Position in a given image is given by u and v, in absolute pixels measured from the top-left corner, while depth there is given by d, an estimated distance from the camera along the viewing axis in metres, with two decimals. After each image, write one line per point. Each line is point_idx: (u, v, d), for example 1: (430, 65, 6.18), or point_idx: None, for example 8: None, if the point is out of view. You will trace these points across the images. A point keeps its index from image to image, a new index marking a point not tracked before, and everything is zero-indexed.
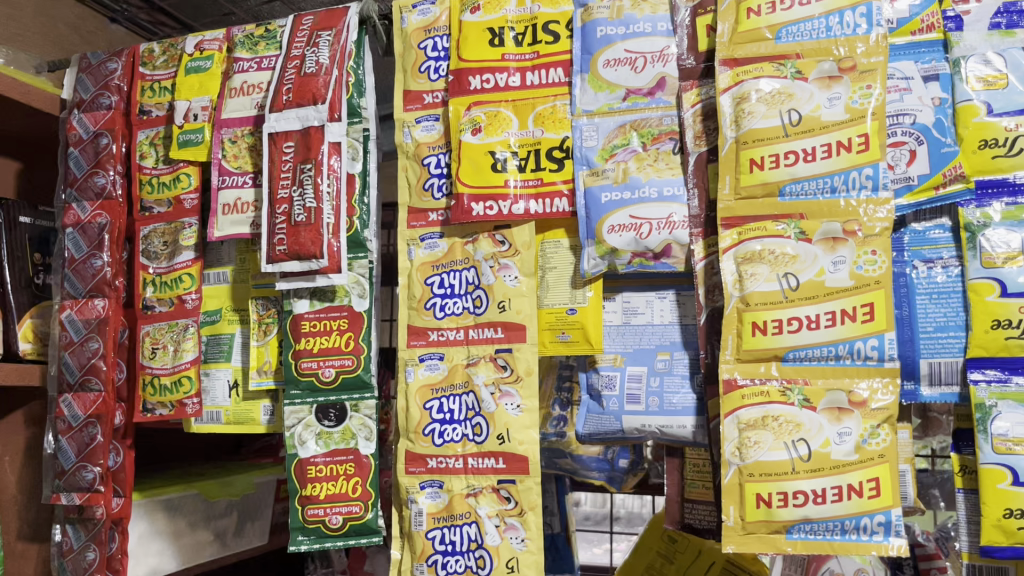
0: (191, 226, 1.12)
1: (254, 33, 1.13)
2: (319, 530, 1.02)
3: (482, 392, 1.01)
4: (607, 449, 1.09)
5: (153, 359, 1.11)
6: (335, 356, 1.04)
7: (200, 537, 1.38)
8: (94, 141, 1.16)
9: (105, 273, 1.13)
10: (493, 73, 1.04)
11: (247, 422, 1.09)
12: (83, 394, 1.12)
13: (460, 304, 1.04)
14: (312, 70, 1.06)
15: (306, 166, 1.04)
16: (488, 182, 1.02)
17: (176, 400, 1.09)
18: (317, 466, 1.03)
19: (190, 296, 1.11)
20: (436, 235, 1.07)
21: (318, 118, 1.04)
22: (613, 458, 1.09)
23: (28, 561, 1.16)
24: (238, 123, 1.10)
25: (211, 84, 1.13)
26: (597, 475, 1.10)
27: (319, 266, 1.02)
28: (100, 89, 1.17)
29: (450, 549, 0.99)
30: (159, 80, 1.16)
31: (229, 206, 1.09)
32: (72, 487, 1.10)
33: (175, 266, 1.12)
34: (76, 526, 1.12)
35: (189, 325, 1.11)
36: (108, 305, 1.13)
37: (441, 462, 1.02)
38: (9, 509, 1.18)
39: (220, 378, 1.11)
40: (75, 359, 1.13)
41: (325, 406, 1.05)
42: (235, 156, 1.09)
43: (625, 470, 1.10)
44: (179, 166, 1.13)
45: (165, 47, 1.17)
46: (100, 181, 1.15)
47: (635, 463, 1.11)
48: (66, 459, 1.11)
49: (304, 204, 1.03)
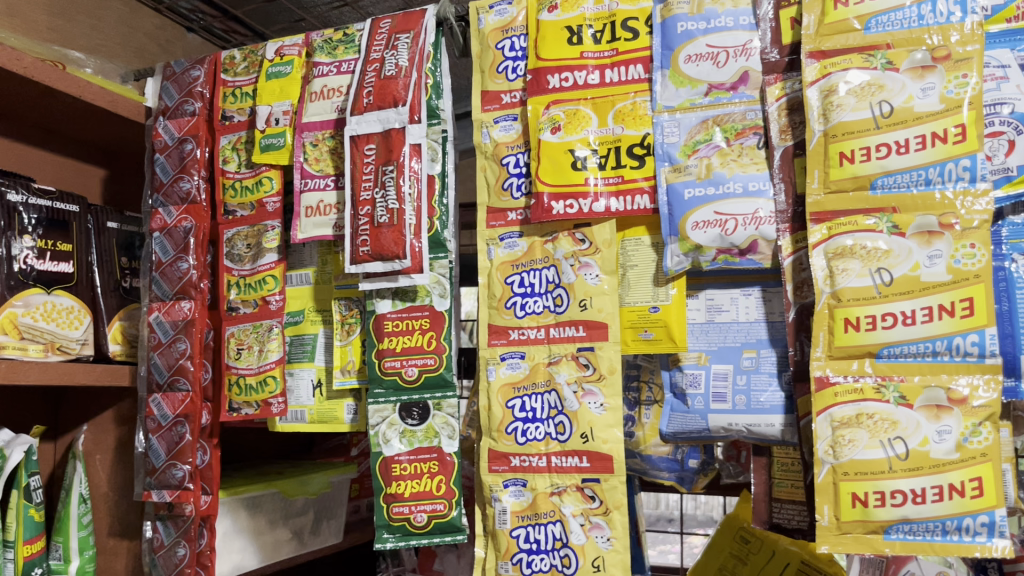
0: (273, 229, 1.14)
1: (333, 37, 1.15)
2: (404, 528, 1.03)
3: (564, 391, 1.01)
4: (677, 450, 1.08)
5: (238, 359, 1.13)
6: (417, 356, 1.05)
7: (280, 534, 1.40)
8: (179, 147, 1.19)
9: (191, 275, 1.16)
10: (572, 71, 1.04)
11: (332, 421, 1.11)
12: (171, 394, 1.14)
13: (540, 303, 1.04)
14: (392, 72, 1.07)
15: (387, 168, 1.05)
16: (568, 181, 1.01)
17: (261, 399, 1.10)
18: (401, 464, 1.04)
19: (274, 297, 1.13)
20: (515, 235, 1.06)
21: (398, 120, 1.05)
22: (683, 459, 1.07)
23: (120, 557, 1.20)
24: (319, 127, 1.11)
25: (292, 89, 1.15)
26: (666, 476, 1.08)
27: (402, 266, 1.03)
28: (184, 96, 1.20)
29: (535, 548, 1.00)
30: (240, 86, 1.18)
31: (312, 208, 1.11)
32: (162, 485, 1.13)
33: (260, 267, 1.14)
34: (167, 523, 1.15)
35: (274, 326, 1.12)
36: (194, 307, 1.15)
37: (524, 460, 1.02)
38: (101, 507, 1.22)
39: (304, 378, 1.13)
40: (163, 359, 1.16)
41: (408, 405, 1.06)
42: (316, 159, 1.11)
43: (695, 470, 1.07)
44: (261, 170, 1.15)
45: (246, 54, 1.20)
46: (185, 186, 1.18)
47: (704, 463, 1.09)
48: (157, 457, 1.14)
49: (387, 206, 1.04)
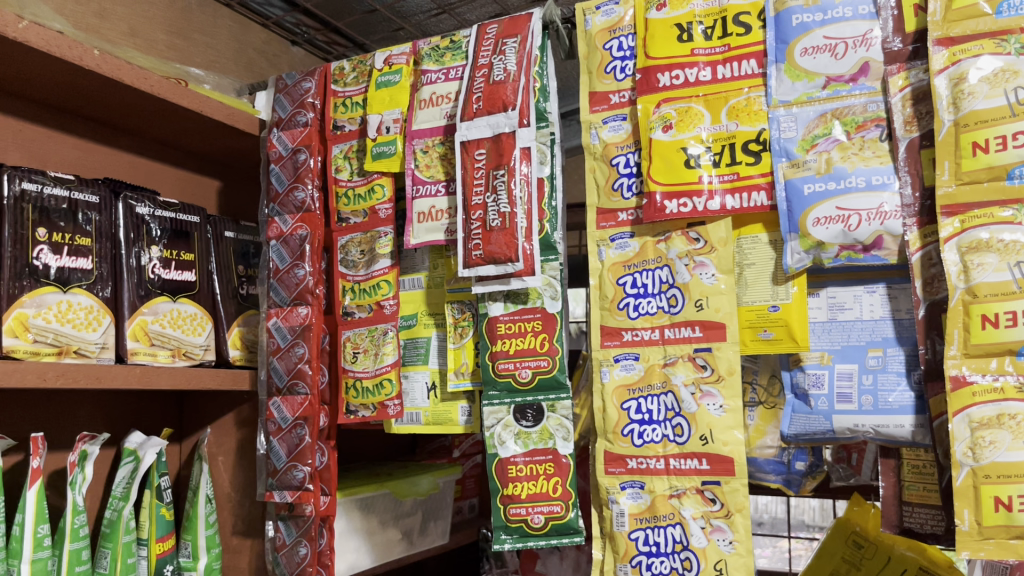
0: (386, 235, 1.16)
1: (440, 45, 1.17)
2: (522, 529, 1.04)
3: (681, 392, 0.99)
4: (783, 452, 1.05)
5: (355, 363, 1.16)
6: (530, 357, 1.05)
7: (391, 535, 1.43)
8: (293, 157, 1.23)
9: (307, 282, 1.19)
10: (682, 69, 1.03)
11: (446, 423, 1.12)
12: (291, 397, 1.18)
13: (654, 303, 1.03)
14: (501, 77, 1.08)
15: (499, 172, 1.06)
16: (682, 179, 1.00)
17: (378, 402, 1.13)
18: (517, 466, 1.05)
19: (389, 301, 1.15)
20: (626, 235, 1.06)
21: (508, 125, 1.06)
22: (789, 461, 1.05)
23: (244, 555, 1.24)
24: (429, 133, 1.13)
25: (401, 97, 1.17)
26: (773, 478, 1.06)
27: (515, 269, 1.04)
28: (297, 107, 1.24)
29: (654, 551, 0.99)
30: (350, 96, 1.21)
31: (424, 214, 1.13)
32: (284, 485, 1.17)
33: (374, 272, 1.17)
34: (288, 523, 1.18)
35: (388, 330, 1.15)
36: (311, 312, 1.19)
37: (641, 462, 1.01)
38: (225, 507, 1.26)
39: (419, 380, 1.15)
40: (283, 364, 1.20)
41: (523, 407, 1.06)
42: (427, 165, 1.13)
43: (802, 473, 1.05)
44: (373, 177, 1.18)
45: (355, 64, 1.23)
46: (300, 195, 1.22)
47: (813, 465, 1.06)
48: (278, 459, 1.18)
49: (499, 209, 1.05)
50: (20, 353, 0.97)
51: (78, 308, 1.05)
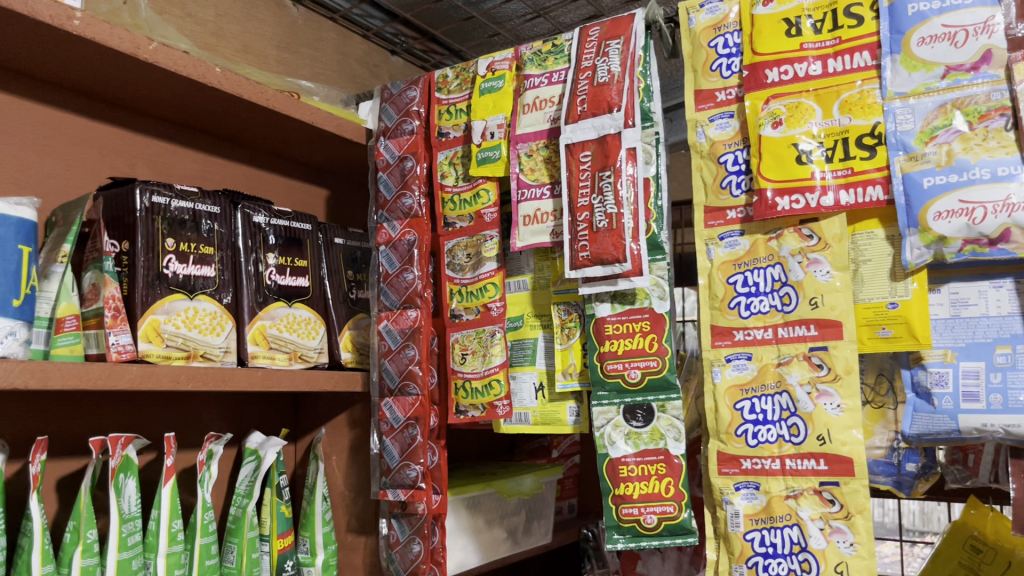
0: (492, 239, 1.18)
1: (542, 49, 1.18)
2: (635, 529, 1.04)
3: (797, 392, 0.98)
4: (893, 453, 1.01)
5: (464, 364, 1.18)
6: (640, 357, 1.05)
7: (496, 534, 1.44)
8: (401, 164, 1.26)
9: (416, 285, 1.23)
10: (792, 64, 1.01)
11: (555, 423, 1.13)
12: (402, 398, 1.22)
13: (766, 302, 1.01)
14: (605, 79, 1.09)
15: (604, 173, 1.06)
16: (793, 175, 0.99)
17: (487, 402, 1.15)
18: (628, 466, 1.05)
19: (496, 304, 1.17)
20: (736, 234, 1.05)
21: (614, 126, 1.07)
22: (899, 462, 1.00)
23: (358, 552, 1.27)
24: (533, 137, 1.15)
25: (505, 102, 1.18)
26: (883, 481, 1.02)
27: (622, 270, 1.04)
28: (403, 116, 1.28)
29: (771, 552, 0.98)
30: (455, 103, 1.24)
31: (530, 217, 1.14)
32: (398, 484, 1.20)
33: (480, 275, 1.19)
34: (401, 521, 1.21)
35: (496, 331, 1.17)
36: (420, 315, 1.22)
37: (756, 462, 1.00)
38: (340, 504, 1.30)
39: (527, 381, 1.16)
40: (394, 365, 1.23)
41: (633, 407, 1.06)
42: (532, 169, 1.14)
43: (914, 474, 0.99)
44: (478, 182, 1.20)
45: (458, 71, 1.25)
46: (408, 202, 1.25)
47: (925, 466, 0.99)
48: (391, 458, 1.21)
49: (606, 211, 1.05)
50: (153, 357, 1.03)
51: (204, 314, 1.10)
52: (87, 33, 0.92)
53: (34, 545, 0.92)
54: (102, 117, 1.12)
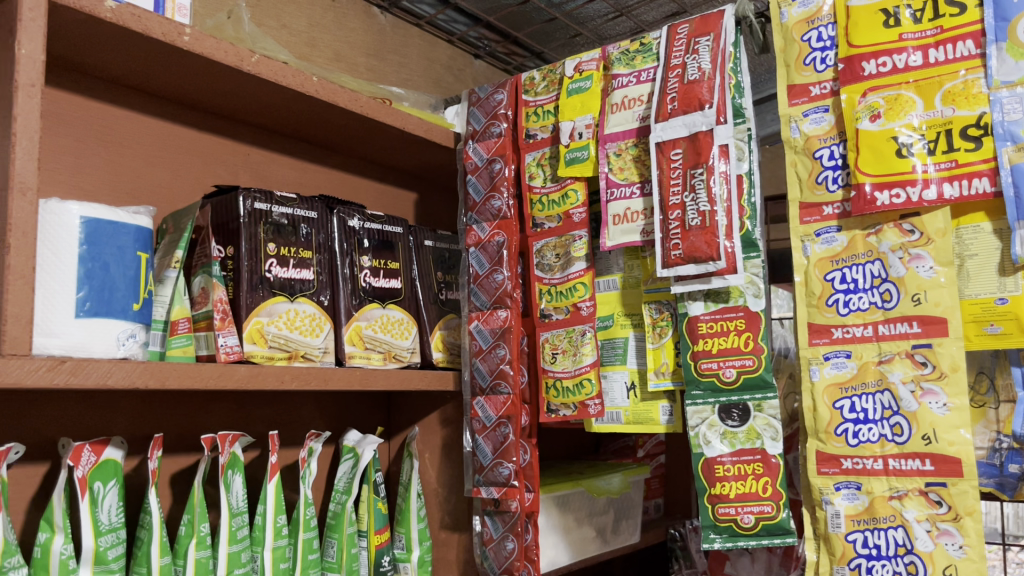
0: (581, 239, 1.19)
1: (629, 48, 1.18)
2: (732, 529, 1.03)
3: (900, 390, 0.96)
4: (995, 454, 0.98)
5: (554, 363, 1.19)
6: (735, 356, 1.04)
7: (586, 532, 1.45)
8: (489, 167, 1.28)
9: (505, 286, 1.24)
10: (890, 55, 0.99)
11: (647, 422, 1.13)
12: (494, 397, 1.23)
13: (866, 299, 0.99)
14: (696, 76, 1.08)
15: (696, 171, 1.06)
16: (893, 169, 0.97)
17: (578, 401, 1.16)
18: (724, 466, 1.05)
19: (586, 303, 1.18)
20: (833, 229, 1.03)
21: (706, 123, 1.06)
22: (1001, 463, 0.97)
23: (452, 548, 1.30)
24: (622, 136, 1.15)
25: (593, 102, 1.19)
26: (984, 482, 0.98)
27: (717, 267, 1.04)
28: (490, 119, 1.29)
29: (875, 554, 0.96)
30: (542, 105, 1.25)
31: (620, 216, 1.14)
32: (491, 482, 1.22)
33: (570, 275, 1.19)
34: (494, 518, 1.23)
35: (587, 331, 1.17)
36: (510, 315, 1.23)
37: (857, 462, 0.98)
38: (433, 502, 1.33)
39: (618, 380, 1.16)
40: (485, 365, 1.25)
41: (728, 406, 1.05)
42: (621, 168, 1.15)
43: (1017, 477, 0.96)
44: (566, 183, 1.20)
45: (545, 73, 1.27)
46: (497, 204, 1.27)
47: None
48: (484, 456, 1.23)
49: (698, 208, 1.05)
50: (258, 357, 1.07)
51: (304, 316, 1.14)
52: (196, 48, 0.97)
53: (153, 538, 0.97)
54: (206, 128, 1.17)
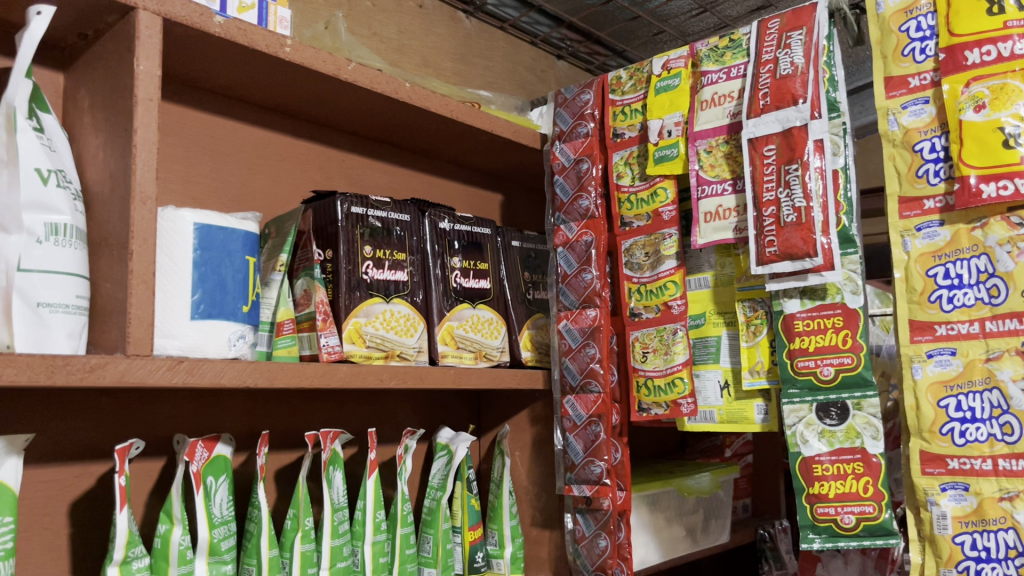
0: (671, 237, 1.18)
1: (718, 45, 1.17)
2: (832, 529, 1.02)
3: (1009, 388, 0.93)
4: None
5: (645, 362, 1.19)
6: (832, 354, 1.03)
7: (675, 532, 1.44)
8: (577, 167, 1.29)
9: (594, 285, 1.25)
10: (995, 44, 0.96)
11: (742, 421, 1.13)
12: (585, 395, 1.24)
13: (971, 294, 0.97)
14: (789, 71, 1.07)
15: (791, 166, 1.05)
16: (999, 160, 0.94)
17: (670, 400, 1.16)
18: (823, 465, 1.03)
19: (677, 302, 1.17)
20: (934, 224, 1.00)
21: (799, 118, 1.05)
22: None
23: (544, 545, 1.31)
24: (713, 133, 1.14)
25: (682, 99, 1.18)
26: None
27: (813, 264, 1.02)
28: (577, 119, 1.30)
29: (984, 556, 0.94)
30: (629, 103, 1.25)
31: (711, 214, 1.14)
32: (583, 480, 1.23)
33: (660, 274, 1.19)
34: (586, 516, 1.24)
35: (678, 329, 1.17)
36: (599, 314, 1.24)
37: (964, 462, 0.96)
38: (524, 499, 1.35)
39: (712, 379, 1.16)
40: (575, 364, 1.26)
41: (825, 405, 1.04)
42: (712, 165, 1.14)
43: None
44: (655, 181, 1.20)
45: (632, 72, 1.27)
46: (585, 203, 1.27)
47: None
48: (575, 454, 1.24)
49: (794, 204, 1.04)
50: (356, 357, 1.10)
51: (399, 316, 1.17)
52: (297, 58, 1.00)
53: (261, 531, 1.01)
54: (304, 136, 1.21)
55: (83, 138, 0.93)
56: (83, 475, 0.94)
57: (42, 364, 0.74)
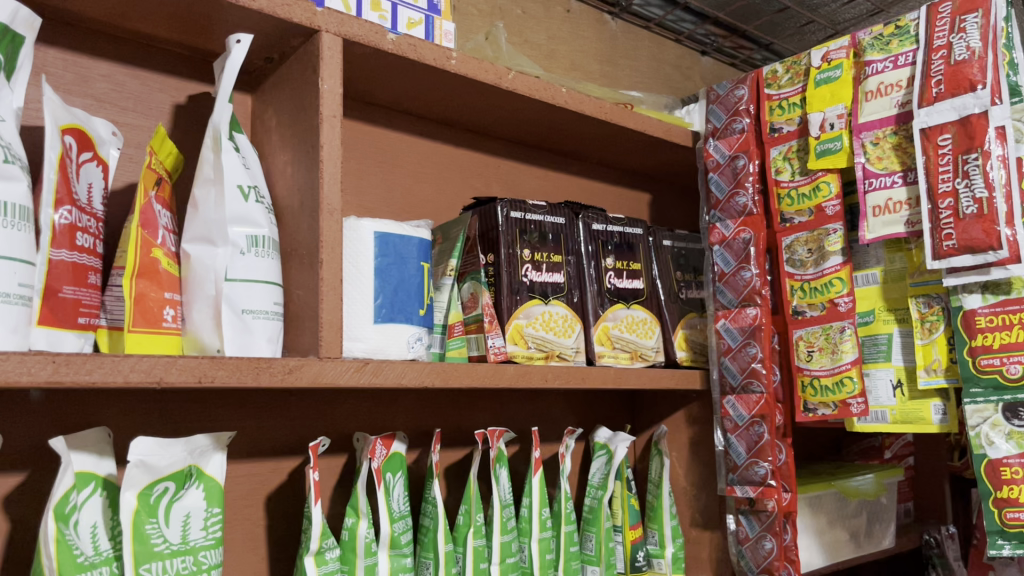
0: (836, 232, 1.15)
1: (884, 33, 1.14)
2: None
3: None
4: None
5: (811, 361, 1.17)
6: (1020, 352, 0.98)
7: (838, 535, 1.40)
8: (732, 163, 1.28)
9: (754, 283, 1.23)
10: None
11: (917, 422, 1.09)
12: (746, 395, 1.23)
13: None
14: (964, 56, 1.02)
15: (970, 156, 1.00)
16: None
17: (839, 400, 1.13)
18: (1012, 467, 0.98)
19: (844, 299, 1.14)
20: None
21: (978, 105, 1.00)
22: None
23: (704, 546, 1.31)
24: (879, 124, 1.11)
25: (844, 91, 1.15)
26: None
27: (997, 257, 0.98)
28: (732, 115, 1.29)
29: None
30: (787, 98, 1.23)
31: (881, 207, 1.10)
32: (746, 481, 1.22)
33: (825, 270, 1.16)
34: (749, 517, 1.22)
35: (846, 327, 1.14)
36: (759, 313, 1.22)
37: None
38: (683, 499, 1.35)
39: (883, 378, 1.13)
40: (735, 363, 1.25)
41: (1014, 405, 0.98)
42: (879, 157, 1.10)
43: None
44: (818, 175, 1.17)
45: (788, 65, 1.24)
46: (742, 200, 1.26)
47: None
48: (738, 454, 1.23)
49: (974, 195, 1.00)
50: (519, 357, 1.12)
51: (558, 317, 1.18)
52: (462, 70, 1.04)
53: (437, 526, 1.05)
54: (463, 144, 1.26)
55: (272, 155, 0.99)
56: (277, 471, 1.01)
57: (249, 366, 0.80)
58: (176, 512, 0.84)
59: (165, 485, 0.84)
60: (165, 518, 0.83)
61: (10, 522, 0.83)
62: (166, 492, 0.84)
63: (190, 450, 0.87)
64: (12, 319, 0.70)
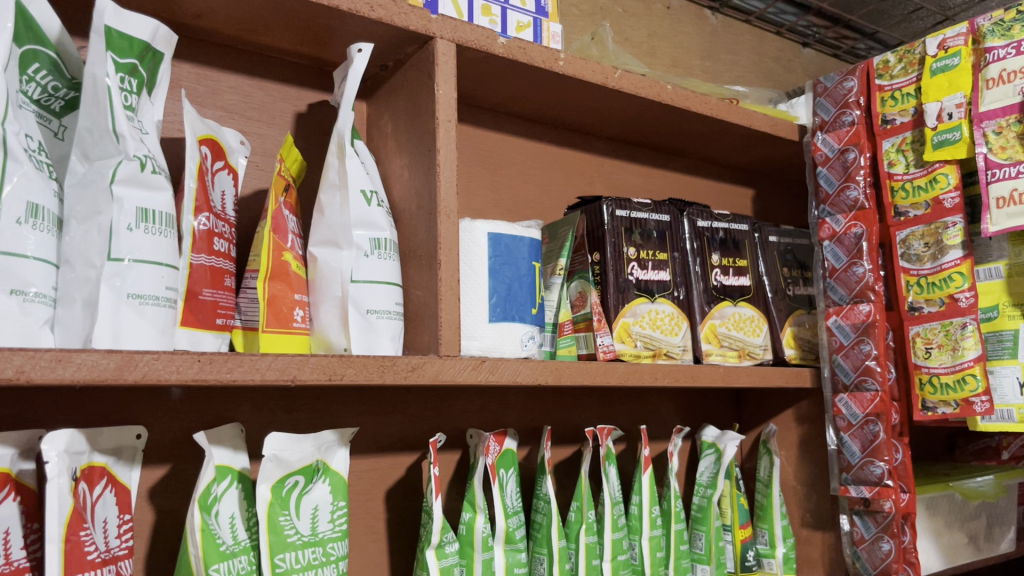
0: (955, 225, 1.12)
1: (1004, 18, 1.09)
2: None
3: None
4: None
5: (929, 359, 1.13)
6: None
7: (957, 538, 1.36)
8: (842, 157, 1.25)
9: (867, 279, 1.20)
10: None
11: None
12: (859, 394, 1.20)
13: None
14: None
15: None
16: None
17: (961, 399, 1.10)
18: None
19: (964, 295, 1.11)
20: None
21: None
22: None
23: (815, 546, 1.29)
24: (1002, 113, 1.07)
25: (962, 79, 1.11)
26: None
27: None
28: (841, 108, 1.26)
29: None
30: (899, 88, 1.19)
31: (1005, 199, 1.06)
32: (861, 481, 1.19)
33: (943, 265, 1.13)
34: (864, 518, 1.20)
35: (967, 323, 1.10)
36: (873, 309, 1.19)
37: None
38: (793, 499, 1.33)
39: (1009, 376, 1.08)
40: (848, 361, 1.22)
41: None
42: (1003, 147, 1.07)
43: None
44: (934, 167, 1.14)
45: (901, 55, 1.21)
46: (853, 194, 1.23)
47: None
48: (852, 454, 1.21)
49: None
50: (627, 355, 1.13)
51: (665, 315, 1.18)
52: (569, 71, 1.05)
53: (549, 522, 1.06)
54: (567, 144, 1.27)
55: (388, 159, 1.02)
56: (396, 466, 1.04)
57: (375, 364, 0.83)
58: (306, 504, 0.88)
59: (296, 478, 0.88)
60: (297, 511, 0.87)
61: (155, 512, 0.88)
62: (297, 486, 0.88)
63: (318, 445, 0.90)
64: (160, 320, 0.75)
